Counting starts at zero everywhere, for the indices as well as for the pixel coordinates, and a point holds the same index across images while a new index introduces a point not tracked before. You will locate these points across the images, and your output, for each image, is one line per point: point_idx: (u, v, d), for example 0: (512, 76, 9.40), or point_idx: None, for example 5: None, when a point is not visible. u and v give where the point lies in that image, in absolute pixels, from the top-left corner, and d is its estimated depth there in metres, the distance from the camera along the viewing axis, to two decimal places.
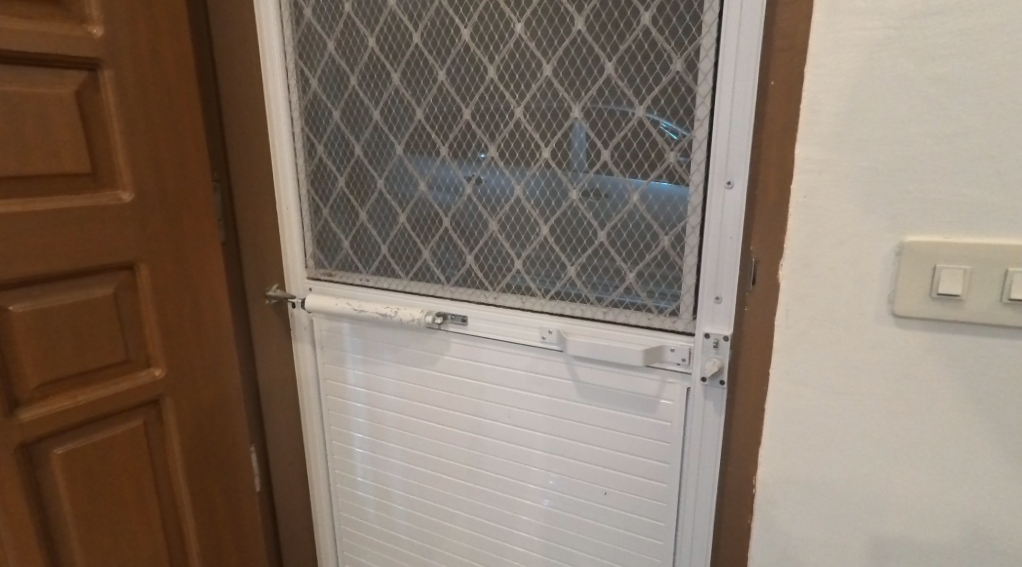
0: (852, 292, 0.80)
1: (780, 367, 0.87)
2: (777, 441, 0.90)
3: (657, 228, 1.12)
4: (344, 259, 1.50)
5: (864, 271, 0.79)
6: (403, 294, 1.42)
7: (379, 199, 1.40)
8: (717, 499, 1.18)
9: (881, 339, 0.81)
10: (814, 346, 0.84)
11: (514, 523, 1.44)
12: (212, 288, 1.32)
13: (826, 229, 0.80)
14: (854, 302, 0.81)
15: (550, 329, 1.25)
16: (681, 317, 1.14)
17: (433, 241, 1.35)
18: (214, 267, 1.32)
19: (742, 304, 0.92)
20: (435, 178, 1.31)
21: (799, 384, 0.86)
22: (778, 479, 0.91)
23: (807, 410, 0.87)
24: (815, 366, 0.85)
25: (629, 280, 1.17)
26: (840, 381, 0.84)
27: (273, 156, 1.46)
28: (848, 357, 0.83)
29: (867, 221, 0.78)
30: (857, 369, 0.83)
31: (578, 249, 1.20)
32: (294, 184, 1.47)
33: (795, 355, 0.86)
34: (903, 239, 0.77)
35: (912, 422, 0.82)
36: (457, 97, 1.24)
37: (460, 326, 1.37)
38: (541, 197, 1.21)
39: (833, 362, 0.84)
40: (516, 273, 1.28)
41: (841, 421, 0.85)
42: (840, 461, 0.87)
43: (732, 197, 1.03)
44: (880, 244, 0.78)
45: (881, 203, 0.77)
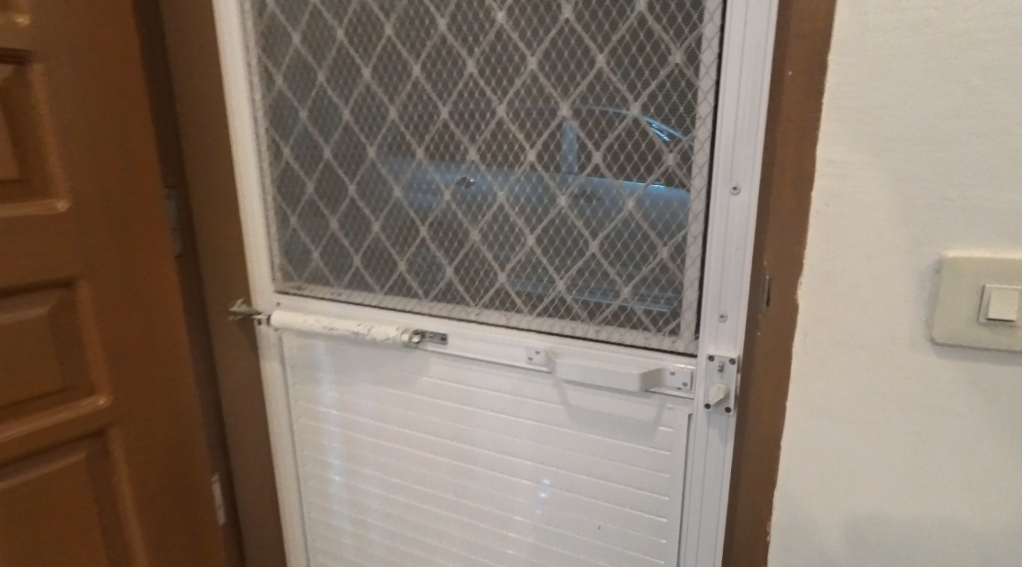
0: (882, 316, 0.69)
1: (797, 401, 0.75)
2: (793, 485, 0.79)
3: (654, 238, 1.01)
4: (314, 271, 1.38)
5: (896, 292, 0.68)
6: (377, 309, 1.30)
7: (350, 206, 1.28)
8: (723, 534, 1.07)
9: (915, 371, 0.69)
10: (837, 378, 0.73)
11: (500, 557, 1.32)
12: (164, 305, 1.20)
13: (851, 243, 0.69)
14: (885, 328, 0.69)
15: (537, 348, 1.14)
16: (681, 336, 1.03)
17: (410, 252, 1.24)
18: (167, 282, 1.20)
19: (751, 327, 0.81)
20: (411, 184, 1.20)
21: (819, 421, 0.75)
22: (795, 526, 0.80)
23: (829, 449, 0.75)
24: (838, 401, 0.73)
25: (623, 295, 1.06)
26: (868, 418, 0.72)
27: (236, 159, 1.35)
28: (877, 391, 0.71)
29: (901, 233, 0.67)
30: (888, 404, 0.71)
31: (567, 261, 1.09)
32: (259, 190, 1.35)
33: (814, 388, 0.74)
34: (943, 255, 0.65)
35: (951, 465, 0.71)
36: (434, 95, 1.12)
37: (439, 345, 1.25)
38: (526, 204, 1.09)
39: (859, 397, 0.72)
40: (499, 288, 1.16)
41: (868, 462, 0.74)
42: (868, 508, 0.76)
43: (739, 204, 0.92)
44: (915, 260, 0.67)
45: (917, 213, 0.66)
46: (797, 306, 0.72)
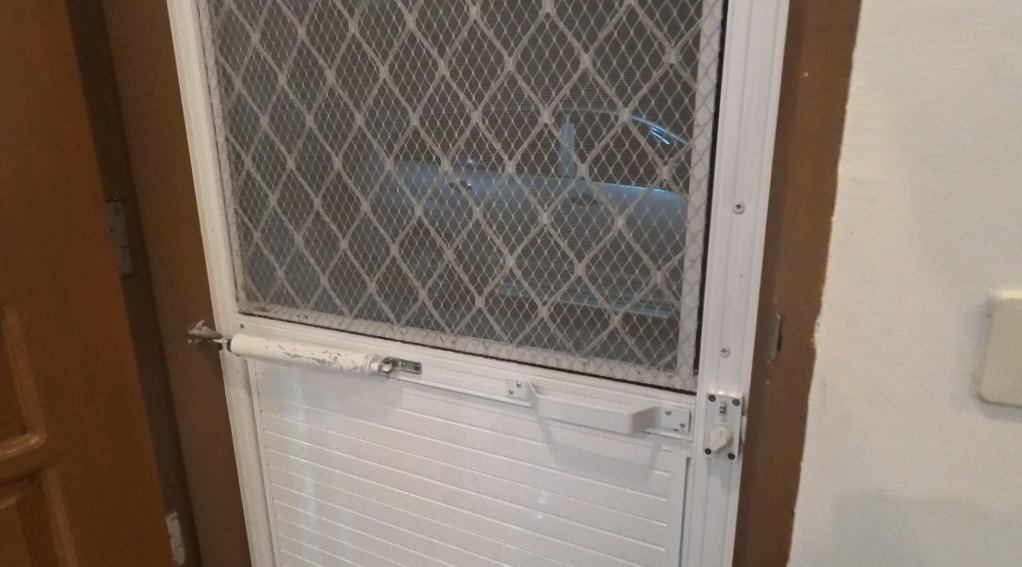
0: (918, 366, 0.58)
1: (814, 460, 0.64)
2: (811, 557, 0.67)
3: (647, 260, 0.90)
4: (279, 291, 1.26)
5: (935, 338, 0.57)
6: (346, 334, 1.19)
7: (316, 222, 1.17)
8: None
9: (957, 432, 0.58)
10: (862, 437, 0.61)
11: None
12: (110, 337, 1.09)
13: (879, 279, 0.57)
14: (921, 380, 0.58)
15: (518, 382, 1.02)
16: (679, 371, 0.91)
17: (380, 272, 1.12)
18: (113, 312, 1.09)
19: (763, 368, 0.70)
20: (379, 198, 1.08)
21: (840, 485, 0.63)
22: None
23: (853, 518, 0.64)
24: (862, 463, 0.62)
25: (613, 324, 0.94)
26: (900, 485, 0.61)
27: (194, 170, 1.23)
28: (910, 455, 0.60)
29: (941, 269, 0.55)
30: (925, 471, 0.60)
31: (550, 285, 0.97)
32: (218, 203, 1.23)
33: (835, 446, 0.63)
34: (994, 294, 0.54)
35: (1002, 546, 0.59)
36: (402, 100, 1.01)
37: (413, 374, 1.14)
38: (505, 221, 0.98)
39: (888, 459, 0.61)
40: (476, 313, 1.05)
41: (901, 539, 0.62)
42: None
43: (743, 224, 0.81)
44: (958, 300, 0.55)
45: (962, 244, 0.54)
46: (815, 348, 0.61)
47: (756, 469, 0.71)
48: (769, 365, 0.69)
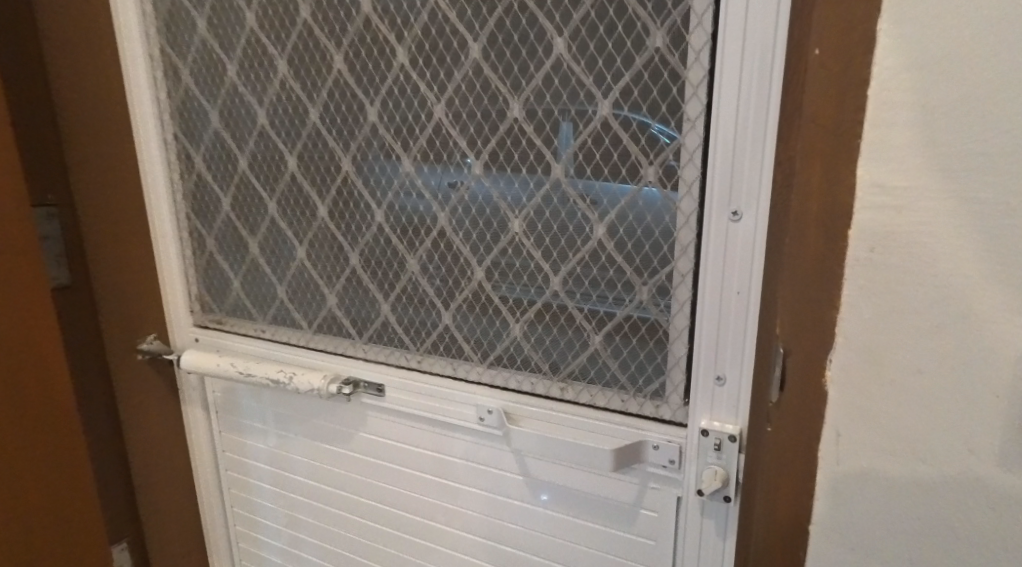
0: (951, 416, 0.47)
1: (823, 521, 0.54)
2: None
3: (631, 274, 0.78)
4: (234, 303, 1.14)
5: (973, 383, 0.46)
6: (305, 351, 1.08)
7: (270, 228, 1.03)
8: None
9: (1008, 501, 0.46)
10: (881, 497, 0.51)
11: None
12: (43, 369, 0.96)
13: (908, 310, 0.46)
14: (955, 433, 0.47)
15: (490, 408, 0.91)
16: (667, 401, 0.81)
17: (339, 284, 1.01)
18: (46, 341, 0.96)
19: (764, 413, 0.58)
20: (338, 203, 0.96)
21: (857, 554, 0.53)
22: None
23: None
24: (884, 530, 0.51)
25: (594, 345, 0.83)
26: (927, 559, 0.50)
27: (142, 172, 1.12)
28: (940, 523, 0.49)
29: (986, 298, 0.44)
30: (958, 544, 0.49)
31: (523, 300, 0.86)
32: (171, 209, 1.12)
33: (847, 507, 0.52)
34: None
35: None
36: (359, 92, 0.89)
37: (376, 397, 1.03)
38: (472, 228, 0.87)
39: (913, 526, 0.50)
40: (444, 330, 0.94)
41: None
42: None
43: (740, 234, 0.70)
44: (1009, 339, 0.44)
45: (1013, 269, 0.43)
46: (826, 390, 0.51)
47: (754, 523, 0.61)
48: (771, 410, 0.57)
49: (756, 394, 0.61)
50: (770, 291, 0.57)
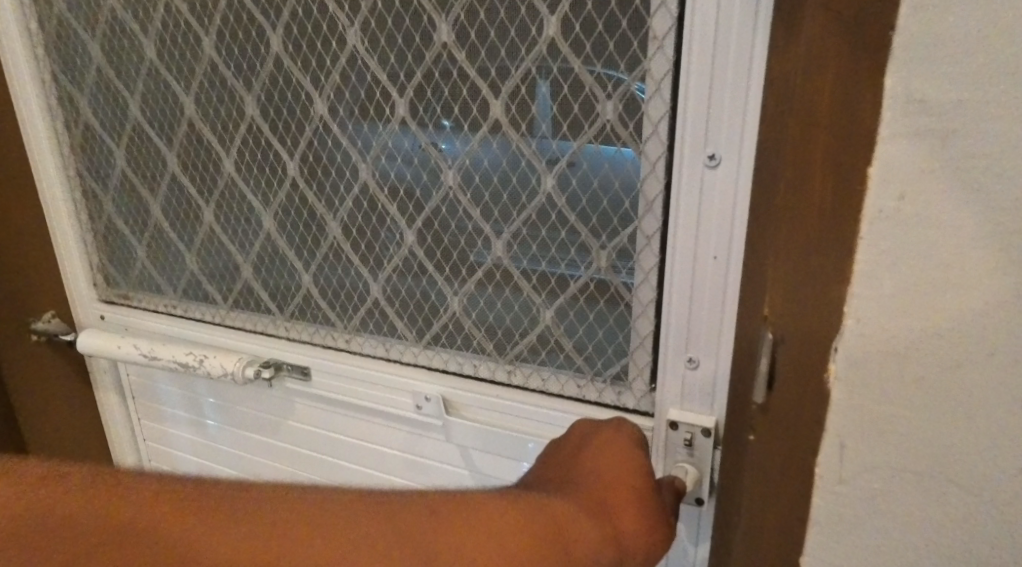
0: (989, 421, 0.36)
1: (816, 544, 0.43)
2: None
3: (586, 235, 0.65)
4: (143, 277, 0.94)
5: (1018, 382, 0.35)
6: (220, 329, 0.91)
7: (173, 184, 0.84)
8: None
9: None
10: (888, 517, 0.40)
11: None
12: None
13: (935, 286, 0.34)
14: (991, 442, 0.37)
15: (427, 395, 0.78)
16: (631, 387, 0.68)
17: (253, 254, 0.84)
18: None
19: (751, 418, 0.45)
20: (245, 152, 0.78)
21: None
22: None
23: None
24: (888, 552, 0.41)
25: (545, 321, 0.70)
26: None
27: (24, 133, 0.89)
28: (959, 547, 0.39)
29: None
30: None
31: (460, 269, 0.72)
32: (61, 179, 0.90)
33: (847, 528, 0.42)
34: None
35: None
36: (259, 14, 0.70)
37: (301, 382, 0.88)
38: (400, 183, 0.71)
39: (925, 552, 0.40)
40: (373, 305, 0.80)
41: None
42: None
43: (717, 184, 0.55)
44: None
45: None
46: (830, 388, 0.38)
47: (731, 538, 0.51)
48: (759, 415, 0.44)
49: (739, 384, 0.48)
50: (758, 253, 0.42)
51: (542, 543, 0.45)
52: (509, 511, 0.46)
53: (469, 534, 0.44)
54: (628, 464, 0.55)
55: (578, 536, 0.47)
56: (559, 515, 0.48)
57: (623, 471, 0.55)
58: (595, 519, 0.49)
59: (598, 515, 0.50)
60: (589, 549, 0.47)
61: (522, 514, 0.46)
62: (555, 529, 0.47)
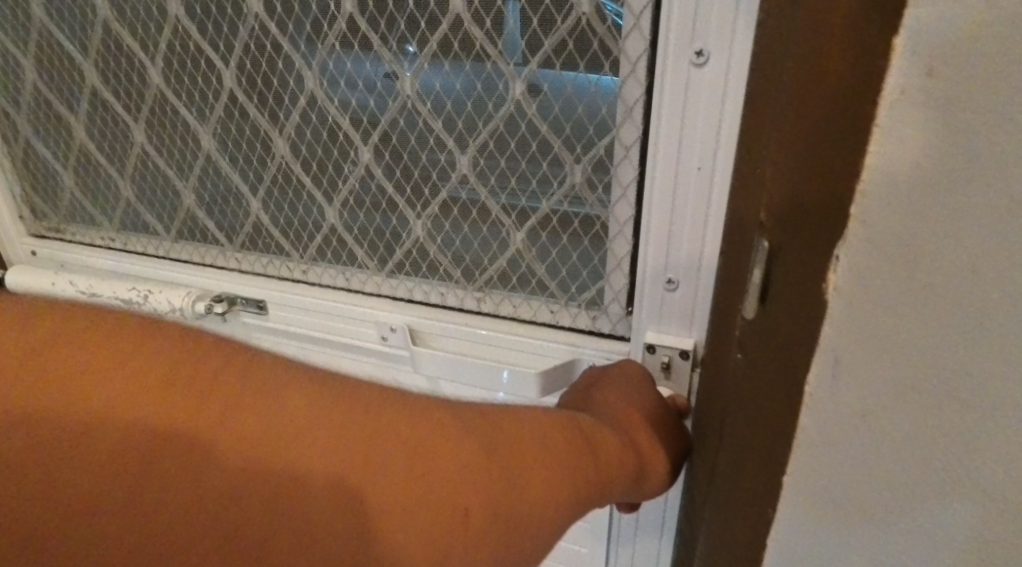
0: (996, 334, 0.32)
1: (804, 470, 0.40)
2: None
3: (561, 147, 0.60)
4: (74, 208, 0.87)
5: None
6: (165, 262, 0.85)
7: (95, 100, 0.76)
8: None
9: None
10: (881, 439, 0.37)
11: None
12: None
13: (953, 182, 0.30)
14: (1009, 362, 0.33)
15: (392, 326, 0.74)
16: (607, 309, 0.65)
17: (194, 178, 0.77)
18: None
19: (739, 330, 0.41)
20: (171, 62, 0.70)
21: (841, 502, 0.40)
22: None
23: (856, 565, 0.41)
24: (878, 475, 0.38)
25: (515, 244, 0.66)
26: (930, 521, 0.38)
27: None
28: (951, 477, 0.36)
29: None
30: (989, 501, 0.36)
31: (422, 189, 0.67)
32: None
33: (836, 457, 0.39)
34: None
35: None
36: None
37: (257, 316, 0.83)
38: (351, 92, 0.65)
39: (925, 485, 0.37)
40: (328, 231, 0.74)
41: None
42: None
43: (704, 84, 0.50)
44: None
45: None
46: (826, 300, 0.35)
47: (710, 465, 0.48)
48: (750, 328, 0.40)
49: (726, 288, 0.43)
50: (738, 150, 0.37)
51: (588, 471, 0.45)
52: (558, 420, 0.47)
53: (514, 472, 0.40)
54: (646, 388, 0.57)
55: (613, 466, 0.48)
56: (599, 447, 0.48)
57: (638, 384, 0.57)
58: (627, 458, 0.50)
59: (619, 429, 0.52)
60: (615, 484, 0.48)
61: (573, 446, 0.45)
62: (595, 458, 0.47)
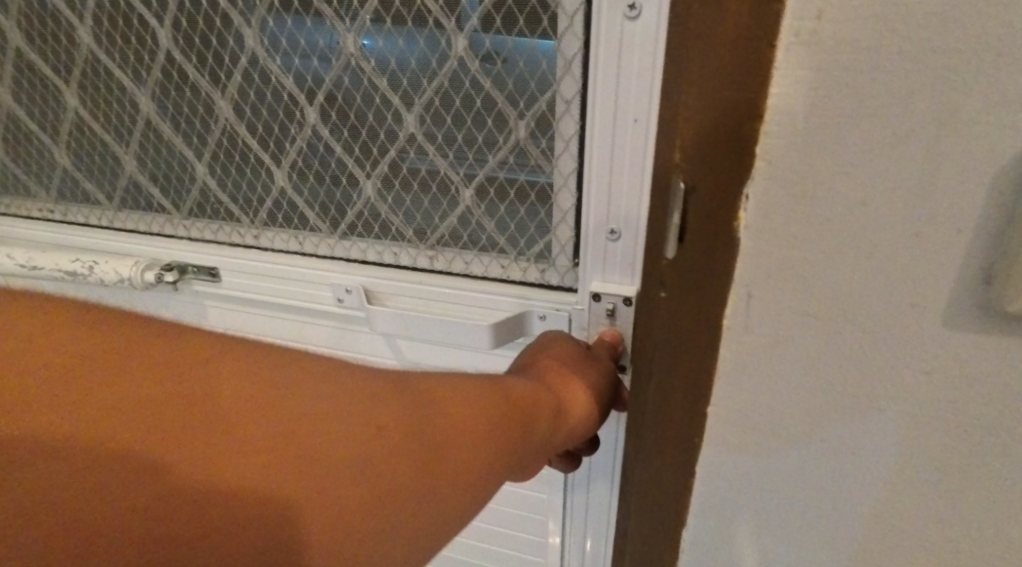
0: (885, 256, 0.36)
1: (727, 397, 0.43)
2: (718, 517, 0.49)
3: (504, 103, 0.61)
4: (7, 178, 0.85)
5: (914, 214, 0.35)
6: (107, 233, 0.83)
7: (24, 65, 0.75)
8: (616, 538, 0.80)
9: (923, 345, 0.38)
10: (791, 362, 0.41)
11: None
12: None
13: (845, 119, 0.34)
14: (889, 276, 0.37)
15: (348, 288, 0.74)
16: (554, 262, 0.67)
17: (135, 144, 0.76)
18: None
19: (655, 275, 0.42)
20: (102, 22, 0.69)
21: (758, 420, 0.43)
22: (714, 550, 0.51)
23: (773, 473, 0.45)
24: (791, 395, 0.42)
25: (465, 202, 0.68)
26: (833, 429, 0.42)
27: None
28: (851, 390, 0.40)
29: (932, 94, 0.32)
30: (884, 408, 0.41)
31: (371, 148, 0.68)
32: None
33: (753, 381, 0.42)
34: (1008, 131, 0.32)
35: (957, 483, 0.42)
36: None
37: (210, 284, 0.82)
38: (294, 51, 0.65)
39: (826, 398, 0.41)
40: (278, 195, 0.74)
41: (831, 476, 0.44)
42: (828, 553, 0.48)
43: (637, 37, 0.52)
44: (957, 146, 0.33)
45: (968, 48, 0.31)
46: (737, 238, 0.38)
47: (636, 415, 0.49)
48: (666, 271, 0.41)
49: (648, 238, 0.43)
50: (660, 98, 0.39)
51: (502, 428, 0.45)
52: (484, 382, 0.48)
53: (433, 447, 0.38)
54: (570, 350, 0.60)
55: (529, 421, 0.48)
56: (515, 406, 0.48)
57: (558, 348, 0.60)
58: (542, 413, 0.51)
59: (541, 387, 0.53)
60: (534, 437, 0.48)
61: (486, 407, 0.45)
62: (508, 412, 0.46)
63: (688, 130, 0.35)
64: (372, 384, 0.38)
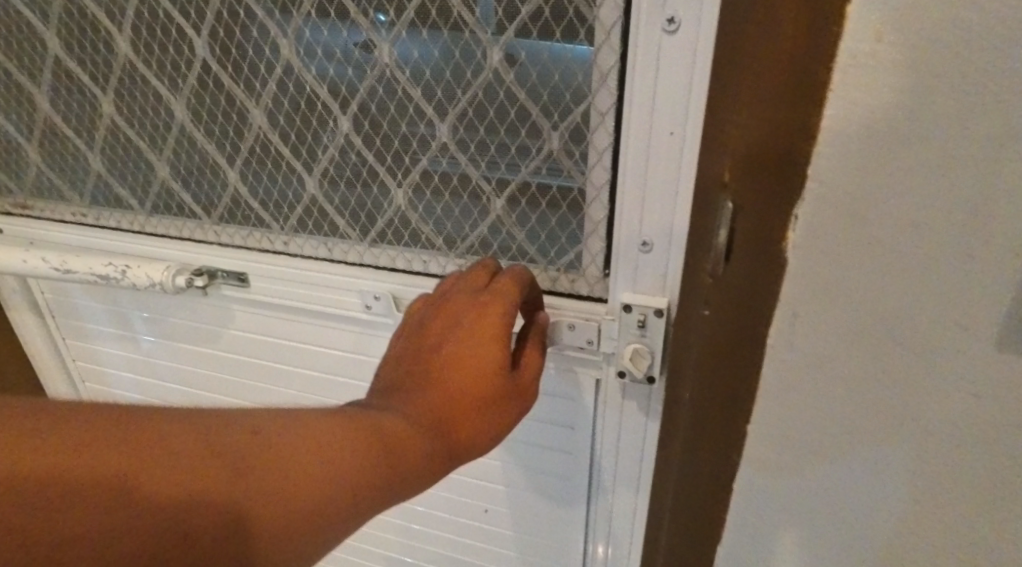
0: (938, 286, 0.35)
1: (764, 419, 0.42)
2: (751, 543, 0.48)
3: (538, 113, 0.61)
4: (42, 182, 0.86)
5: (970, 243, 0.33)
6: (137, 237, 0.84)
7: (60, 70, 0.76)
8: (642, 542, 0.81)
9: (975, 382, 0.36)
10: (834, 388, 0.40)
11: (382, 551, 1.04)
12: None
13: (900, 143, 0.32)
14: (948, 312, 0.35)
15: (375, 294, 0.75)
16: (584, 272, 0.67)
17: (169, 150, 0.77)
18: None
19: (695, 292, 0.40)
20: (140, 30, 0.70)
21: (797, 445, 0.43)
22: None
23: (811, 502, 0.44)
24: (831, 422, 0.41)
25: (496, 210, 0.68)
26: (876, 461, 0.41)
27: None
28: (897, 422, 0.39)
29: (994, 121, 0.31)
30: (933, 444, 0.39)
31: (402, 157, 0.68)
32: None
33: (792, 404, 0.41)
34: None
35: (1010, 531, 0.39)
36: None
37: (238, 288, 0.82)
38: (329, 61, 0.65)
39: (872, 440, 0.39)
40: (309, 201, 0.75)
41: (872, 512, 0.43)
42: None
43: (675, 50, 0.52)
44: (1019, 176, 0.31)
45: None
46: (785, 257, 0.37)
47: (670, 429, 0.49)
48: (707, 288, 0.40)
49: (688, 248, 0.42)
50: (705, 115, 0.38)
51: (361, 464, 0.41)
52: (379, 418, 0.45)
53: (238, 496, 0.36)
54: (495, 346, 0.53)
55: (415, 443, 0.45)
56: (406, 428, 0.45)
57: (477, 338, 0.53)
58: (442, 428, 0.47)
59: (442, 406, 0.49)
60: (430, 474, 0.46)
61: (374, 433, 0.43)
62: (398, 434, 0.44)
63: (736, 148, 0.34)
64: (265, 435, 0.40)
